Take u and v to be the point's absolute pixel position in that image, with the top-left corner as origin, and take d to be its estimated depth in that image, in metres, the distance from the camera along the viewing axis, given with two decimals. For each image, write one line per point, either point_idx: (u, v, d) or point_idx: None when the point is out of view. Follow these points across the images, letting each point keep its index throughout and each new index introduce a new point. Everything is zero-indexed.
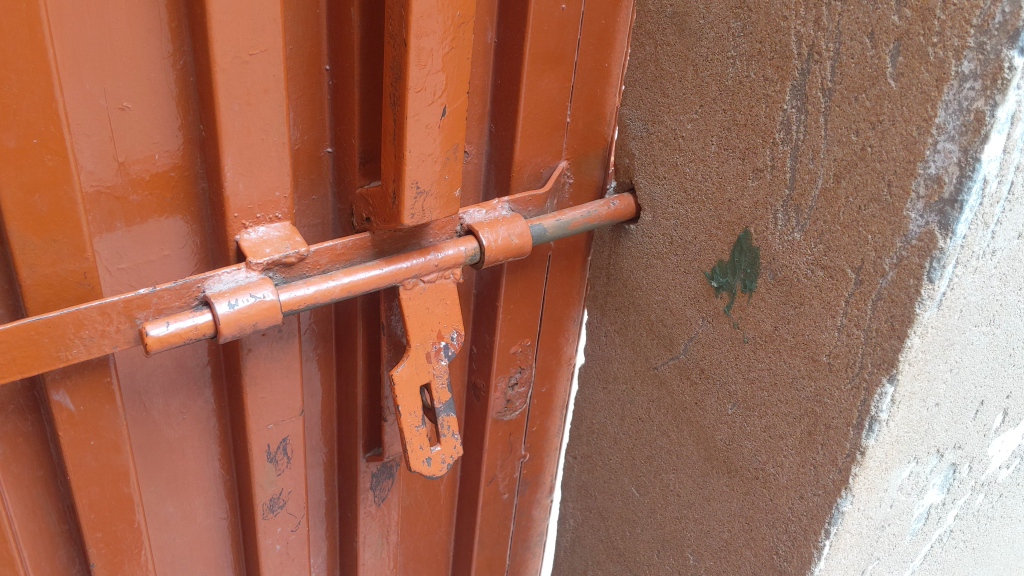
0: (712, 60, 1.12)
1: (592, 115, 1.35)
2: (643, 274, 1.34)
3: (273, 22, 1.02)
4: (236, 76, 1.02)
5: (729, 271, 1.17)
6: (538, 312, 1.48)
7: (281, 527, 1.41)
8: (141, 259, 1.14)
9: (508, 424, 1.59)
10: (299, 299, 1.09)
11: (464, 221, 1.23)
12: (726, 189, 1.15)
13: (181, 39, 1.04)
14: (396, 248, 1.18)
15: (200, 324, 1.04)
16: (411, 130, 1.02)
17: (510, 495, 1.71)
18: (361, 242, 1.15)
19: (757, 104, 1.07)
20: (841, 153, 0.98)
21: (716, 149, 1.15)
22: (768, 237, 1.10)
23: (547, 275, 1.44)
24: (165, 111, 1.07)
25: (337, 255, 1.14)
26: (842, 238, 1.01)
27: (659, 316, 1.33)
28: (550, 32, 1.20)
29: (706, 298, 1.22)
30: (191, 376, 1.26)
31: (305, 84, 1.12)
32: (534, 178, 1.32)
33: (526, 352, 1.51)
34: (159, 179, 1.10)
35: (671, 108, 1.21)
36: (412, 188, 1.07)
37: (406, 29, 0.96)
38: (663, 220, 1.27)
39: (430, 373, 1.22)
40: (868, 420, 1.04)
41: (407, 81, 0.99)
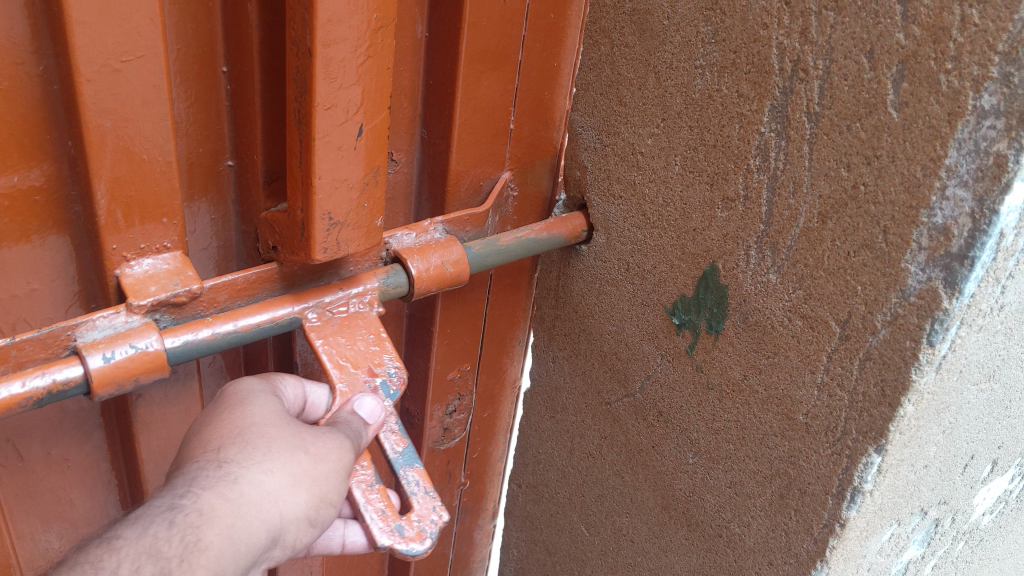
0: (677, 68, 0.96)
1: (539, 119, 1.19)
2: (595, 300, 1.19)
3: (152, 21, 0.78)
4: (107, 86, 0.79)
5: (693, 309, 1.02)
6: (478, 334, 1.33)
7: None
8: (4, 294, 0.89)
9: (445, 452, 1.44)
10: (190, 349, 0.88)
11: (391, 246, 1.06)
12: (691, 216, 1.00)
13: (41, 38, 0.79)
14: (308, 280, 1.00)
15: (67, 380, 0.80)
16: (320, 154, 0.85)
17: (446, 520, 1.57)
18: (267, 275, 0.96)
19: (730, 124, 0.92)
20: (828, 189, 0.83)
21: (680, 171, 1.00)
22: (738, 275, 0.96)
23: (489, 296, 1.29)
24: (24, 121, 0.82)
25: (238, 290, 0.95)
26: (826, 285, 0.86)
27: (613, 349, 1.18)
28: (488, 28, 1.04)
29: (667, 335, 1.08)
30: (81, 434, 1.03)
31: (198, 90, 0.93)
32: (472, 192, 1.16)
33: (465, 376, 1.36)
34: (22, 203, 0.85)
35: (629, 119, 1.05)
36: (323, 220, 0.90)
37: (310, 35, 0.79)
38: (618, 244, 1.12)
39: None
40: (850, 491, 0.89)
41: (314, 97, 0.82)
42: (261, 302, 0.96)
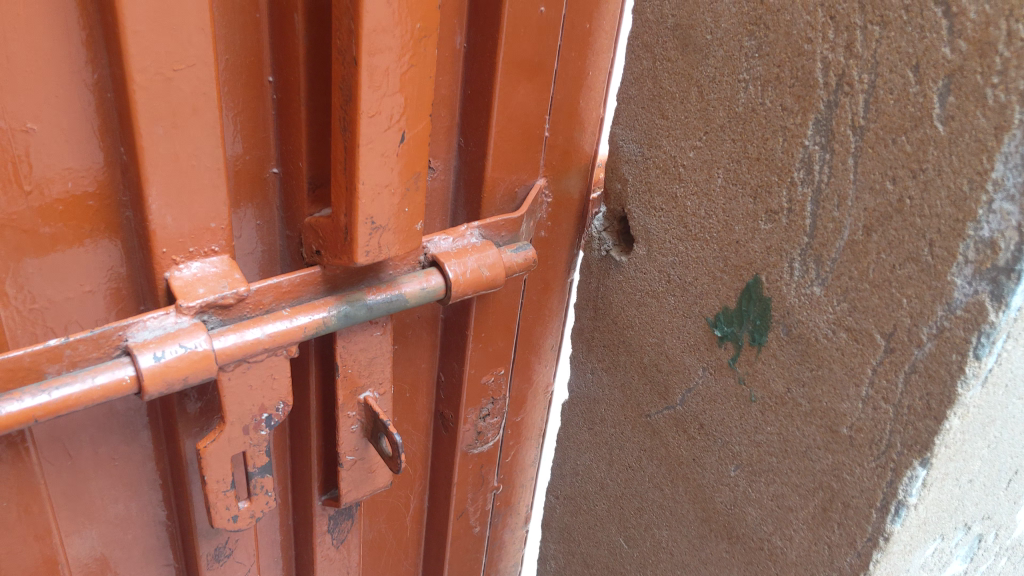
0: (720, 82, 0.97)
1: (572, 127, 1.21)
2: (635, 312, 1.19)
3: (203, 31, 0.79)
4: (159, 95, 0.79)
5: (735, 321, 1.03)
6: (511, 339, 1.35)
7: None
8: (59, 298, 0.89)
9: (479, 457, 1.45)
10: (229, 352, 0.87)
11: (429, 251, 1.06)
12: (734, 228, 1.00)
13: (97, 47, 0.79)
14: (353, 285, 1.00)
15: (109, 385, 0.80)
16: (364, 160, 0.87)
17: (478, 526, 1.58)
18: (311, 278, 0.96)
19: (773, 137, 0.92)
20: (873, 202, 0.84)
21: (723, 183, 1.00)
22: (782, 287, 0.96)
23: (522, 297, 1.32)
24: (78, 128, 0.81)
25: (283, 292, 0.94)
26: (871, 298, 0.86)
27: (654, 361, 1.18)
28: (526, 38, 1.05)
29: (708, 347, 1.08)
30: (128, 435, 1.02)
31: (245, 99, 0.95)
32: (507, 199, 1.17)
33: (500, 382, 1.38)
34: (76, 208, 0.85)
35: (671, 131, 1.06)
36: (366, 225, 0.90)
37: (356, 45, 0.80)
38: (659, 255, 1.12)
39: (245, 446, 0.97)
40: (894, 504, 0.89)
41: (359, 105, 0.83)
42: (304, 305, 0.96)
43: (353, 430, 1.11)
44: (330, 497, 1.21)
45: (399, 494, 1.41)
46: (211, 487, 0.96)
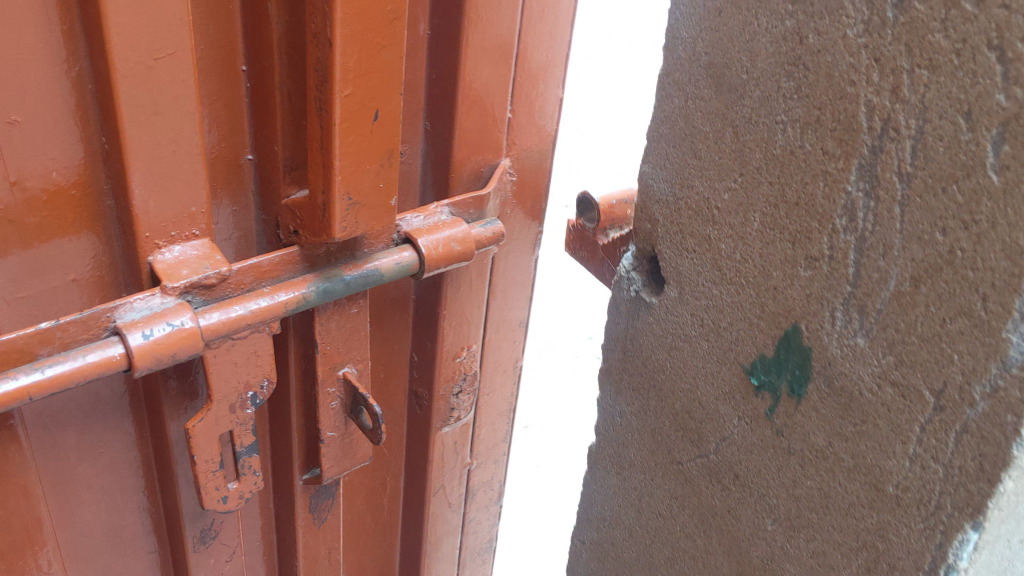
0: (757, 122, 0.93)
1: (529, 108, 1.53)
2: (667, 356, 1.15)
3: (181, 24, 1.01)
4: (140, 80, 1.01)
5: (773, 370, 0.99)
6: (483, 309, 1.69)
7: (217, 557, 1.46)
8: (42, 287, 1.10)
9: (452, 433, 1.81)
10: (213, 327, 1.10)
11: (403, 229, 1.33)
12: (772, 274, 0.96)
13: (70, 22, 0.99)
14: (314, 270, 1.22)
15: (99, 361, 1.01)
16: (336, 138, 1.08)
17: (440, 486, 1.88)
18: (289, 257, 1.19)
19: (813, 182, 0.88)
20: (921, 253, 0.80)
21: (759, 227, 0.96)
22: (823, 337, 0.92)
23: (486, 270, 1.63)
24: (60, 128, 1.03)
25: (262, 271, 1.17)
26: (919, 352, 0.82)
27: (685, 407, 1.14)
28: (483, 28, 1.35)
29: (745, 396, 1.04)
30: (88, 403, 1.20)
31: (222, 89, 1.16)
32: (473, 177, 1.49)
33: (418, 362, 1.67)
34: (61, 199, 1.07)
35: (704, 172, 1.02)
36: (343, 201, 1.13)
37: (330, 28, 1.02)
38: (691, 299, 1.08)
39: (233, 422, 1.22)
40: (944, 569, 0.85)
41: (334, 85, 1.05)
42: (281, 281, 1.18)
43: (333, 405, 1.39)
44: (301, 466, 1.48)
45: (378, 476, 1.78)
46: (202, 467, 1.21)
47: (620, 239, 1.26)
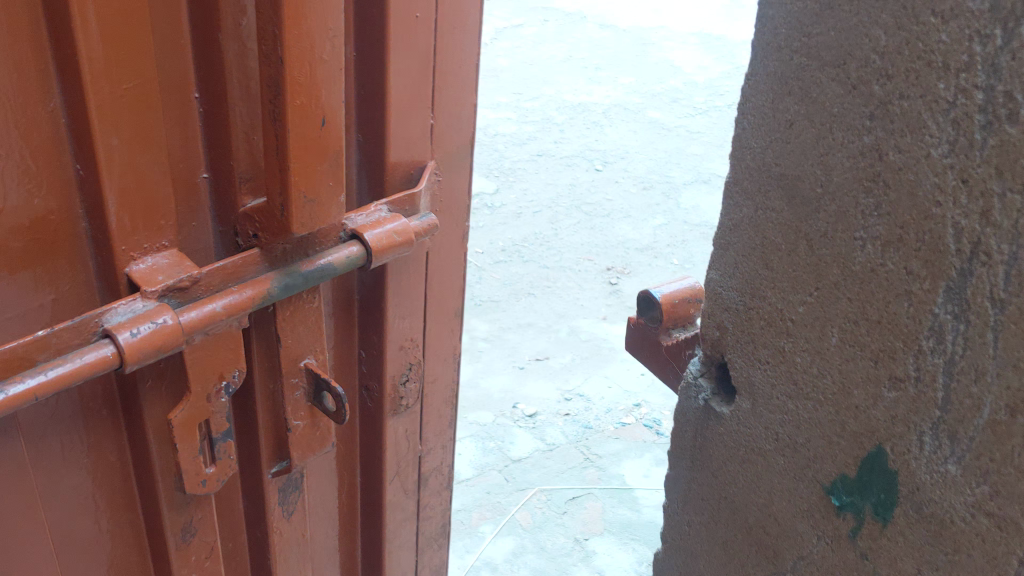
0: (834, 238, 0.91)
1: (448, 115, 1.29)
2: (739, 468, 1.11)
3: (145, 45, 0.91)
4: (109, 99, 0.90)
5: (856, 491, 0.95)
6: (444, 334, 1.49)
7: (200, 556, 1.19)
8: (33, 304, 0.94)
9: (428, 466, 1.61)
10: (194, 323, 0.96)
11: (348, 226, 1.13)
12: (852, 392, 0.92)
13: (42, 62, 0.88)
14: (274, 264, 1.05)
15: (95, 360, 0.89)
16: (292, 142, 0.98)
17: (413, 551, 1.68)
18: (251, 258, 1.03)
19: (897, 301, 0.85)
20: (1016, 381, 0.76)
21: (838, 343, 0.93)
22: (910, 461, 0.88)
23: (425, 288, 1.39)
24: (13, 146, 0.88)
25: (228, 273, 1.01)
26: (1016, 484, 0.78)
27: (760, 521, 1.09)
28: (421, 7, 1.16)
29: (824, 515, 1.00)
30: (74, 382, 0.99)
31: (177, 109, 0.99)
32: (404, 180, 1.26)
33: (406, 415, 1.48)
34: (40, 221, 0.92)
35: (777, 283, 0.99)
36: (303, 198, 1.02)
37: (280, 30, 0.93)
38: (765, 411, 1.04)
39: (211, 410, 1.04)
40: None
41: (286, 83, 0.95)
42: (247, 282, 1.02)
43: (297, 395, 1.17)
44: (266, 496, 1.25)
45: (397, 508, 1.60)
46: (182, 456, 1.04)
47: (687, 341, 1.24)
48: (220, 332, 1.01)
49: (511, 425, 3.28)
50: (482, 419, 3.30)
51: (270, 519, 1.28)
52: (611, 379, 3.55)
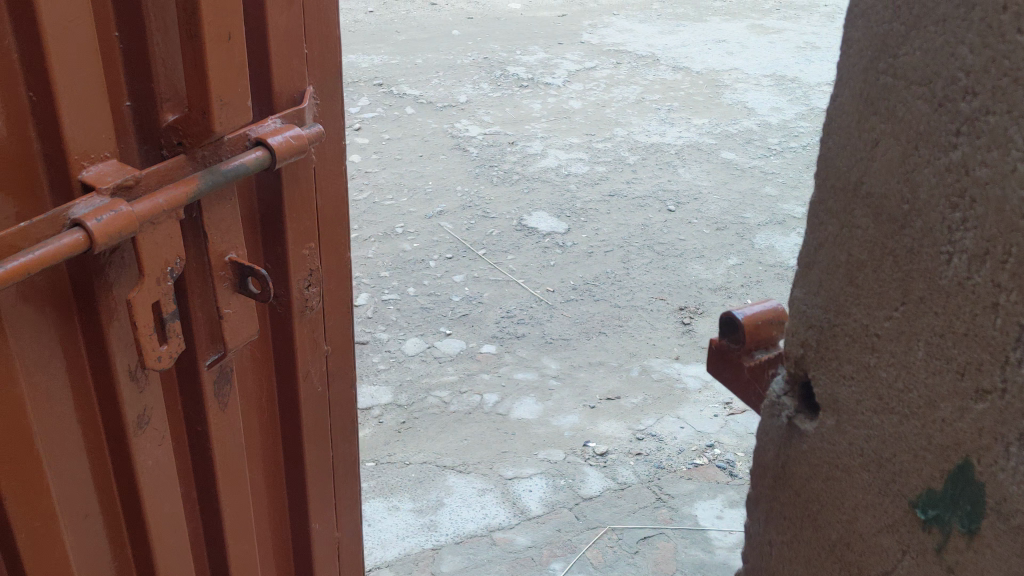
0: (920, 253, 0.92)
1: (322, 48, 1.29)
2: (822, 485, 1.12)
3: None
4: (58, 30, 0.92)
5: (942, 505, 0.96)
6: (345, 266, 1.49)
7: (154, 446, 1.17)
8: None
9: (347, 399, 1.59)
10: (145, 214, 0.97)
11: (253, 133, 1.12)
12: (938, 405, 0.94)
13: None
14: (200, 163, 1.05)
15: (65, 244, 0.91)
16: (211, 46, 1.02)
17: (330, 492, 1.60)
18: (181, 161, 1.02)
19: (984, 314, 0.87)
20: None
21: (924, 356, 0.94)
22: (999, 473, 0.89)
23: (315, 207, 1.35)
24: None
25: (164, 174, 1.00)
26: None
27: (843, 537, 1.10)
28: None
29: (910, 530, 1.00)
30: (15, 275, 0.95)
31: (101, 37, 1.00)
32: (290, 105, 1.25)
33: (314, 317, 1.43)
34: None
35: (862, 300, 1.01)
36: (219, 103, 1.04)
37: None
38: (849, 427, 1.06)
39: (163, 294, 1.03)
40: None
41: None
42: (184, 181, 1.02)
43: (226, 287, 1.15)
44: (211, 404, 1.23)
45: (337, 435, 1.58)
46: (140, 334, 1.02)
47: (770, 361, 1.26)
48: (166, 225, 1.01)
49: (582, 463, 3.29)
50: (553, 456, 3.32)
51: (211, 422, 1.25)
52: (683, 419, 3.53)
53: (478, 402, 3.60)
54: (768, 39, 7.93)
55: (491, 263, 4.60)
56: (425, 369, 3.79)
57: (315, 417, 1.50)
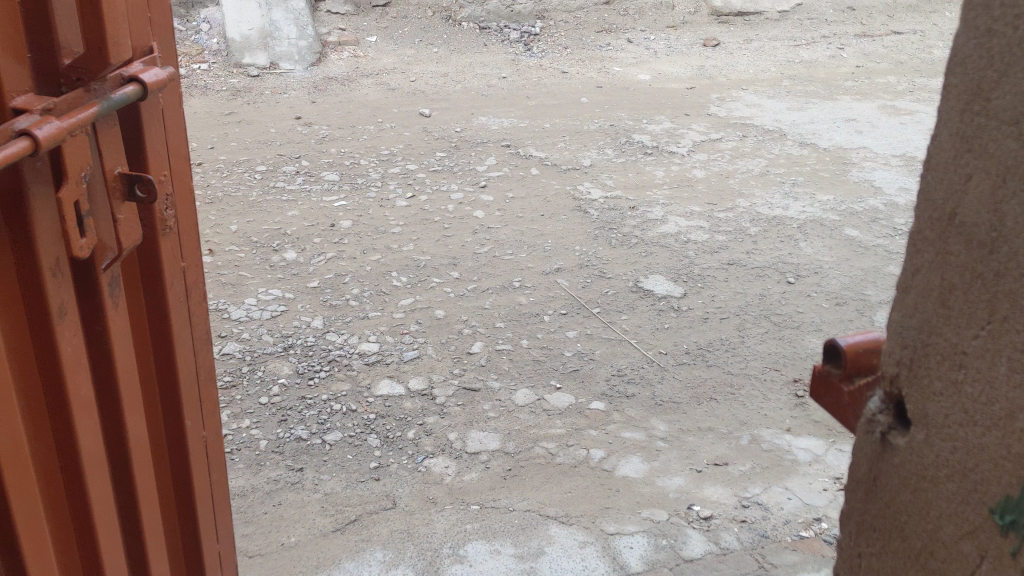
0: (1005, 276, 1.02)
1: (160, 15, 1.60)
2: (911, 496, 1.21)
3: None
4: None
5: (1019, 511, 1.04)
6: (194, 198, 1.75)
7: (70, 333, 1.45)
8: None
9: (207, 323, 1.84)
10: (68, 129, 1.29)
11: (124, 73, 1.44)
12: (1017, 415, 1.02)
13: None
14: (94, 93, 1.37)
15: (21, 147, 1.21)
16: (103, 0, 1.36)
17: (201, 409, 1.86)
18: (80, 95, 1.34)
19: None
20: None
21: (1006, 370, 1.03)
22: None
23: (166, 141, 1.62)
24: None
25: (69, 102, 1.32)
26: None
27: (927, 546, 1.19)
28: None
29: (990, 536, 1.09)
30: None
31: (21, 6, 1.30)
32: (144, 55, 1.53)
33: (174, 237, 1.67)
34: None
35: (953, 320, 1.11)
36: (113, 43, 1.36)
37: None
38: (938, 440, 1.15)
39: (75, 193, 1.36)
40: None
41: None
42: (87, 107, 1.34)
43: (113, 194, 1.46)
44: (107, 300, 1.53)
45: (202, 354, 1.84)
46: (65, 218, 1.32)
47: None
48: (75, 139, 1.33)
49: (685, 525, 3.34)
50: (656, 516, 3.39)
51: (107, 315, 1.53)
52: (790, 491, 3.55)
53: (584, 456, 3.71)
54: (901, 120, 7.90)
55: (606, 321, 4.73)
56: (535, 420, 3.93)
57: (184, 331, 1.75)
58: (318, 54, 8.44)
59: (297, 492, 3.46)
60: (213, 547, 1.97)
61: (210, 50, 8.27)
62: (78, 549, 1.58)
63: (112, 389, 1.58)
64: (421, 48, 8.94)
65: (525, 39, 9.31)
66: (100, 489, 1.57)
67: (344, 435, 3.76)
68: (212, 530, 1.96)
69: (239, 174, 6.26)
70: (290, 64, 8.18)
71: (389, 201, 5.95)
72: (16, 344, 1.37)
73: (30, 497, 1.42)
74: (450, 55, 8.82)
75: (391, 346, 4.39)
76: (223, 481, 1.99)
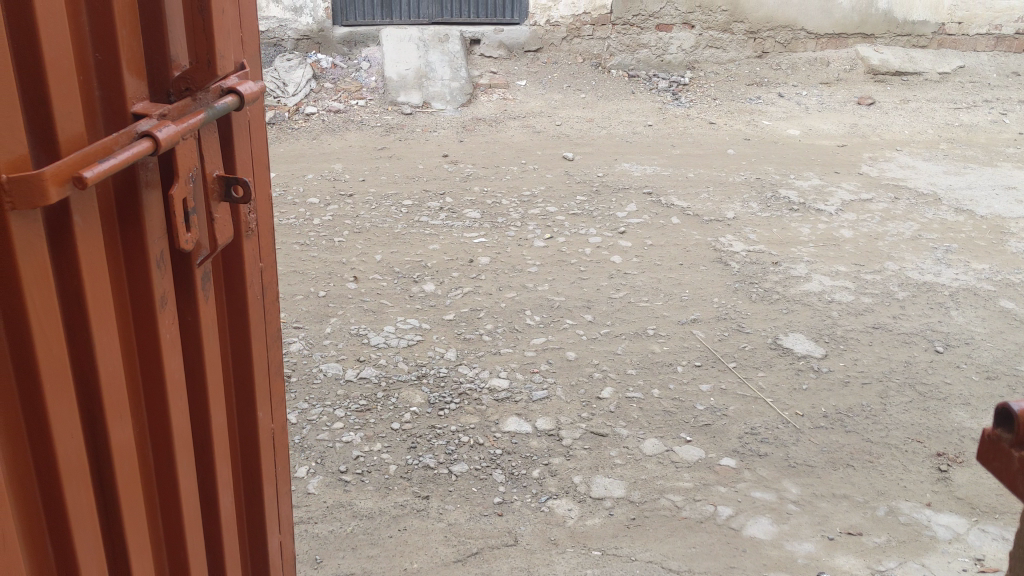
0: None
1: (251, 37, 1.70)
2: None
3: None
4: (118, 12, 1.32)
5: None
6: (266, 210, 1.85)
7: (170, 323, 1.51)
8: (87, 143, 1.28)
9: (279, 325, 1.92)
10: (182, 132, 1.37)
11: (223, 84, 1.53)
12: None
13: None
14: (199, 101, 1.46)
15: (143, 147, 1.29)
16: None
17: (269, 404, 1.92)
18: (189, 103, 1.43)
19: None
20: None
21: None
22: None
23: (249, 152, 1.71)
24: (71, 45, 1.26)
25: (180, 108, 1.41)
26: None
27: None
28: None
29: None
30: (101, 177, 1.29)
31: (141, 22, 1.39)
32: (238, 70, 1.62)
33: (254, 239, 1.77)
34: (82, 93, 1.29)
35: None
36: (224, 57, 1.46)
37: None
38: None
39: (184, 189, 1.43)
40: None
41: None
42: (195, 113, 1.43)
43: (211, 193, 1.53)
44: (200, 293, 1.59)
45: (273, 351, 1.91)
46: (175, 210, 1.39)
47: None
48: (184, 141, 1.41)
49: None
50: None
51: (200, 307, 1.59)
52: (927, 569, 3.38)
53: (712, 512, 3.63)
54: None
55: (741, 377, 4.64)
56: (662, 471, 3.88)
57: (259, 329, 1.83)
58: (470, 95, 8.64)
59: (422, 519, 3.50)
60: (273, 538, 2.03)
61: (368, 86, 8.56)
62: (165, 534, 1.61)
63: (200, 375, 1.64)
64: (569, 92, 9.04)
65: (674, 89, 9.30)
66: (187, 476, 1.62)
67: (470, 467, 3.80)
68: (273, 523, 2.02)
69: (386, 206, 6.45)
70: (441, 103, 8.40)
71: (528, 241, 6.02)
72: (122, 329, 1.43)
73: (130, 472, 1.47)
74: (597, 101, 8.90)
75: (522, 383, 4.42)
76: (284, 477, 2.06)
